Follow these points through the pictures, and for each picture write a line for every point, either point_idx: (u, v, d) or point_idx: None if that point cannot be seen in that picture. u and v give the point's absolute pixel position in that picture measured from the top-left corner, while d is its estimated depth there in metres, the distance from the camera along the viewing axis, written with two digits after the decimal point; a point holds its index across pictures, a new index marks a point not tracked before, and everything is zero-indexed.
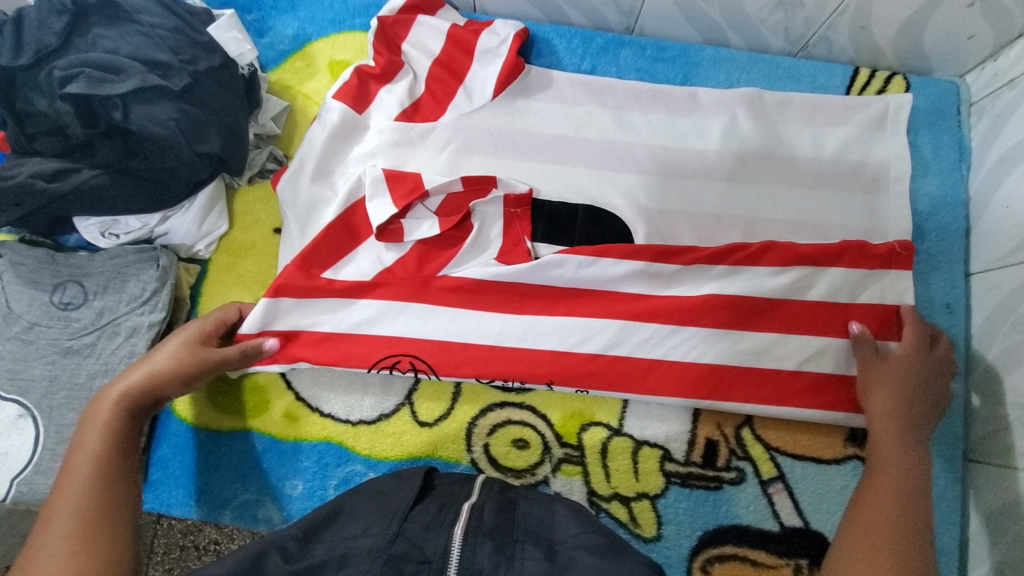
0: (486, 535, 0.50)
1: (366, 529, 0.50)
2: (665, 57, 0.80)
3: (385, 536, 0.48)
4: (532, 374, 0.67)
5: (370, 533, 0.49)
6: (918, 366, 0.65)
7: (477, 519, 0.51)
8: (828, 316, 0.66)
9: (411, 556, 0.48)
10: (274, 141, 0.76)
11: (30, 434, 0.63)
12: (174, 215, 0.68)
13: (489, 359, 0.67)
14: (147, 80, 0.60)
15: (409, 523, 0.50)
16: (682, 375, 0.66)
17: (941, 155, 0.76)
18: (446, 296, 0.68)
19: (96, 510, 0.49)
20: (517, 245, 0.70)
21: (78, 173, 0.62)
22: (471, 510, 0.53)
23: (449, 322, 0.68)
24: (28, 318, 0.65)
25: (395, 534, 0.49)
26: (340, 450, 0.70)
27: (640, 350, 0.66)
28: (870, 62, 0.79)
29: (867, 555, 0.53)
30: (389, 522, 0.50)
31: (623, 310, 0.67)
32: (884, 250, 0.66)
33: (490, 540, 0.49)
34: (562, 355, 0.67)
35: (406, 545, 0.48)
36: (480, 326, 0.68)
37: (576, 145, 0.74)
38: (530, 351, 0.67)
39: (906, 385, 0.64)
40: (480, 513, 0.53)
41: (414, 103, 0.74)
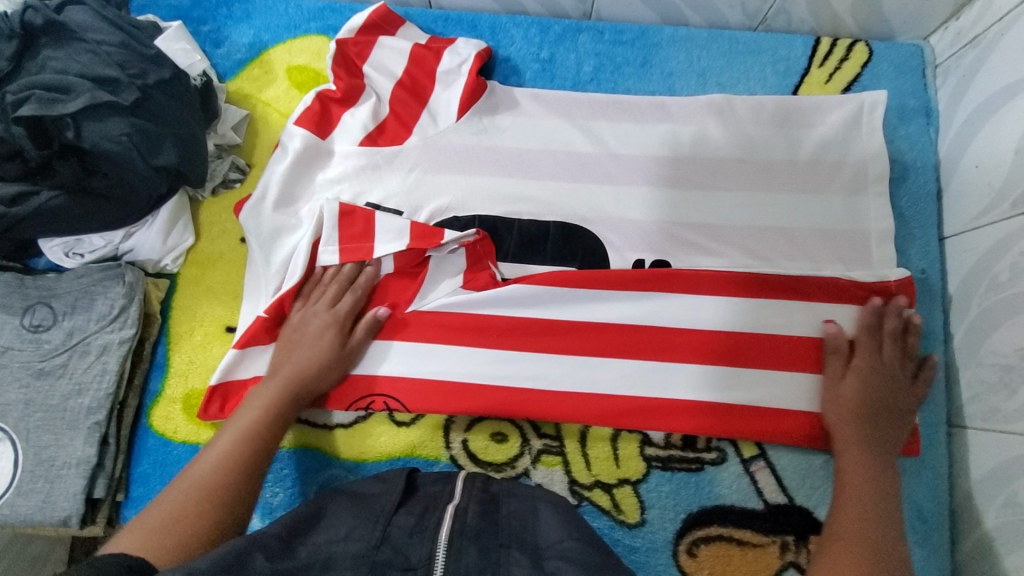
0: (471, 538, 0.49)
1: (348, 533, 0.50)
2: (623, 40, 0.79)
3: (369, 541, 0.49)
4: (503, 408, 0.67)
5: (353, 537, 0.49)
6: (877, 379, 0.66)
7: (461, 522, 0.51)
8: (794, 343, 0.68)
9: (395, 563, 0.47)
10: (236, 150, 0.76)
11: (10, 457, 0.63)
12: (138, 230, 0.69)
13: (462, 397, 0.67)
14: (96, 97, 0.60)
15: (392, 528, 0.50)
16: (654, 402, 0.68)
17: (910, 118, 0.75)
18: (417, 331, 0.69)
19: (210, 488, 0.52)
20: (482, 270, 0.70)
21: (37, 195, 0.62)
22: (455, 512, 0.52)
23: (425, 359, 0.68)
24: (0, 342, 0.65)
25: (379, 540, 0.49)
26: (320, 455, 0.70)
27: (608, 362, 0.68)
28: (832, 31, 0.78)
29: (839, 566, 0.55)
30: (373, 527, 0.50)
31: (598, 340, 0.69)
32: (870, 279, 0.68)
33: (475, 545, 0.49)
34: (539, 393, 0.68)
35: (390, 551, 0.48)
36: (455, 366, 0.68)
37: (543, 160, 0.74)
38: (503, 387, 0.68)
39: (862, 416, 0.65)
40: (464, 516, 0.52)
41: (379, 126, 0.74)
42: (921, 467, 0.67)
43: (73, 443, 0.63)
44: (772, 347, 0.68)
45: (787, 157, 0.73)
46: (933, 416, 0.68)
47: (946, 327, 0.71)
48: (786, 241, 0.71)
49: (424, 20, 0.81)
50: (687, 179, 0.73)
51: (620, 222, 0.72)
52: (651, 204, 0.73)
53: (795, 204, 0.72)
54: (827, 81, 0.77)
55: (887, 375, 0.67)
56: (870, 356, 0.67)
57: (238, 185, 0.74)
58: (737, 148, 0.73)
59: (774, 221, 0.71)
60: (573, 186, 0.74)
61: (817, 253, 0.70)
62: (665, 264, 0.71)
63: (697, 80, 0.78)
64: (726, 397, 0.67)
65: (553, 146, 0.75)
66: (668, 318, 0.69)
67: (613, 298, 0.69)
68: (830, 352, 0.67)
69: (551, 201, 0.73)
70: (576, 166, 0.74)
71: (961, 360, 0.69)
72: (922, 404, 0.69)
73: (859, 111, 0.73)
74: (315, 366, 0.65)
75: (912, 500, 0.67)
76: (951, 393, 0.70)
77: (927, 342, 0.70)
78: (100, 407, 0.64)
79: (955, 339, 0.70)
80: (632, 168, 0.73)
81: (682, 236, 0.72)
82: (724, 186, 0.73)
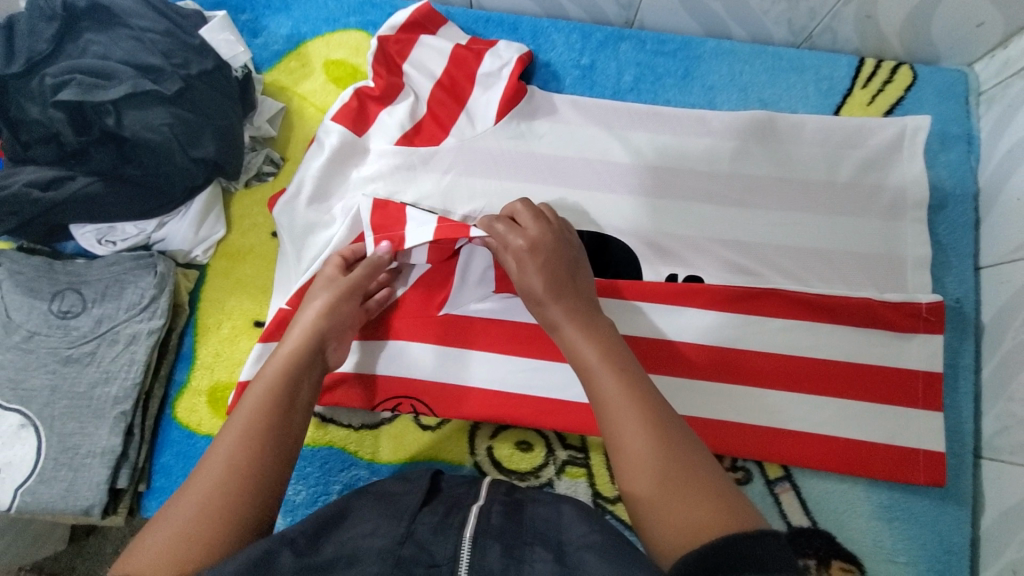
0: (494, 538, 0.47)
1: (374, 530, 0.48)
2: (665, 51, 0.78)
3: (393, 537, 0.47)
4: (532, 418, 0.67)
5: (379, 534, 0.47)
6: (564, 243, 0.63)
7: (484, 522, 0.49)
8: (824, 368, 0.67)
9: (420, 560, 0.45)
10: (271, 143, 0.75)
11: (33, 444, 0.63)
12: (171, 220, 0.68)
13: (490, 404, 0.67)
14: (139, 86, 0.60)
15: (417, 526, 0.48)
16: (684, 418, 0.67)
17: (950, 145, 0.74)
18: (448, 335, 0.68)
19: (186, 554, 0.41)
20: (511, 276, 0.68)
21: (72, 180, 0.61)
22: (478, 514, 0.50)
23: (454, 364, 0.68)
24: (27, 327, 0.65)
25: (403, 536, 0.47)
26: (344, 455, 0.70)
27: None
28: (876, 52, 0.77)
29: (670, 495, 0.43)
30: (397, 524, 0.48)
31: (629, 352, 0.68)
32: (909, 311, 0.67)
33: (499, 543, 0.47)
34: (567, 404, 0.67)
35: (415, 547, 0.46)
36: (484, 373, 0.68)
37: (580, 168, 0.74)
38: (531, 396, 0.67)
39: (559, 282, 0.59)
40: (487, 516, 0.50)
41: (416, 125, 0.73)
42: (945, 498, 0.67)
43: (98, 432, 0.63)
44: (806, 371, 0.67)
45: (826, 178, 0.72)
46: (959, 446, 0.68)
47: (976, 358, 0.70)
48: (821, 263, 0.70)
49: (465, 20, 0.80)
50: (724, 195, 0.72)
51: (655, 236, 0.72)
52: (686, 218, 0.72)
53: (832, 226, 0.71)
54: (869, 103, 0.76)
55: (924, 412, 0.66)
56: (904, 392, 0.67)
57: (271, 179, 0.74)
58: (775, 167, 0.73)
59: (810, 242, 0.71)
60: (608, 196, 0.73)
61: (852, 277, 0.70)
62: (698, 279, 0.71)
63: (738, 95, 0.77)
64: (753, 418, 0.67)
65: (591, 154, 0.74)
66: (699, 334, 0.68)
67: (647, 311, 0.69)
68: (865, 381, 0.67)
69: (586, 210, 0.73)
70: (612, 175, 0.73)
71: (991, 392, 0.69)
72: (949, 433, 0.69)
73: (902, 135, 0.72)
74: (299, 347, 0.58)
75: (936, 529, 0.67)
76: (978, 425, 0.69)
77: (958, 372, 0.70)
78: (126, 397, 0.64)
79: (986, 370, 0.69)
80: (669, 181, 0.73)
81: (716, 253, 0.71)
82: (761, 204, 0.72)
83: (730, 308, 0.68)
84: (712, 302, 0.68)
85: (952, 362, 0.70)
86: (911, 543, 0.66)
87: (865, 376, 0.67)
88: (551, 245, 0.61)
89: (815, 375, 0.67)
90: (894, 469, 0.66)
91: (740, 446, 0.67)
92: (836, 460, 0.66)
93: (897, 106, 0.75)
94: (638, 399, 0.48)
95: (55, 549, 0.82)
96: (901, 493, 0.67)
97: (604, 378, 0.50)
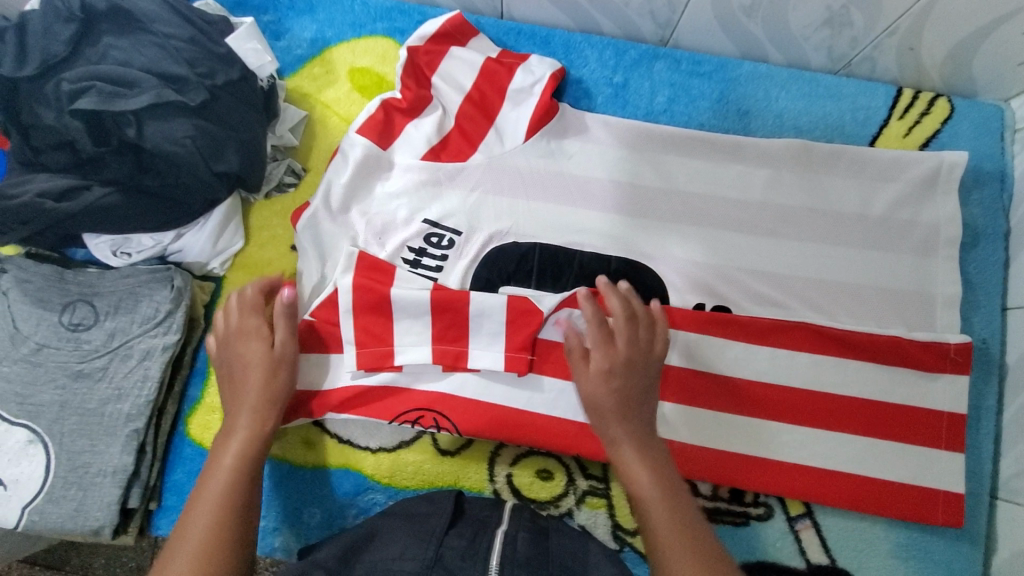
0: (522, 566, 0.47)
1: (403, 553, 0.49)
2: (701, 71, 0.76)
3: (422, 561, 0.47)
4: (555, 441, 0.66)
5: (407, 557, 0.48)
6: (645, 346, 0.61)
7: (511, 548, 0.49)
8: (848, 412, 0.67)
9: None
10: (292, 152, 0.73)
11: (40, 460, 0.61)
12: (188, 233, 0.65)
13: (514, 425, 0.66)
14: (162, 95, 0.57)
15: (445, 549, 0.48)
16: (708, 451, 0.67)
17: (985, 182, 0.73)
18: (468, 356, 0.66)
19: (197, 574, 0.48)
20: (521, 352, 0.65)
21: (88, 191, 0.58)
22: (505, 539, 0.50)
23: (478, 378, 0.67)
24: (36, 340, 0.62)
25: (432, 560, 0.47)
26: (360, 478, 0.68)
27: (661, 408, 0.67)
28: (914, 83, 0.76)
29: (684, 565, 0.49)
30: (424, 548, 0.49)
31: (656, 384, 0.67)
32: (937, 352, 0.67)
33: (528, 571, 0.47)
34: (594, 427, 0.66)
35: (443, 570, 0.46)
36: (508, 395, 0.67)
37: (609, 191, 0.72)
38: (557, 419, 0.66)
39: (631, 391, 0.59)
40: (513, 543, 0.50)
41: (443, 140, 0.71)
42: (962, 538, 0.67)
43: (109, 451, 0.61)
44: (829, 412, 0.67)
45: (858, 212, 0.71)
46: (978, 487, 0.69)
47: (999, 400, 0.70)
48: (851, 299, 0.70)
49: (496, 30, 0.77)
50: (756, 225, 0.71)
51: (684, 264, 0.71)
52: (716, 247, 0.71)
53: (863, 260, 0.70)
54: (905, 135, 0.74)
55: (945, 454, 0.66)
56: (927, 432, 0.66)
57: (292, 190, 0.71)
58: (810, 198, 0.71)
59: (842, 277, 0.70)
60: (637, 221, 0.72)
61: (882, 314, 0.69)
62: (727, 310, 0.70)
63: (774, 120, 0.75)
64: (777, 456, 0.67)
65: (622, 176, 0.72)
66: (727, 368, 0.68)
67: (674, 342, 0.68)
68: (889, 422, 0.67)
69: (616, 235, 0.71)
70: (645, 200, 0.72)
71: (1012, 434, 0.69)
72: (970, 474, 0.69)
73: (937, 170, 0.71)
74: (270, 349, 0.60)
75: (953, 569, 0.67)
76: (997, 465, 0.70)
77: (980, 414, 0.69)
78: (139, 415, 0.62)
79: (1008, 412, 0.69)
80: (699, 208, 0.72)
81: (746, 285, 0.70)
82: (792, 235, 0.71)
83: (758, 344, 0.68)
84: (743, 337, 0.68)
85: (975, 404, 0.70)
86: None
87: (891, 419, 0.67)
88: (631, 339, 0.61)
89: (839, 419, 0.67)
90: (914, 510, 0.66)
91: (763, 484, 0.66)
92: (858, 501, 0.66)
93: (932, 140, 0.74)
94: (677, 501, 0.54)
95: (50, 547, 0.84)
96: (919, 532, 0.67)
97: (651, 499, 0.54)
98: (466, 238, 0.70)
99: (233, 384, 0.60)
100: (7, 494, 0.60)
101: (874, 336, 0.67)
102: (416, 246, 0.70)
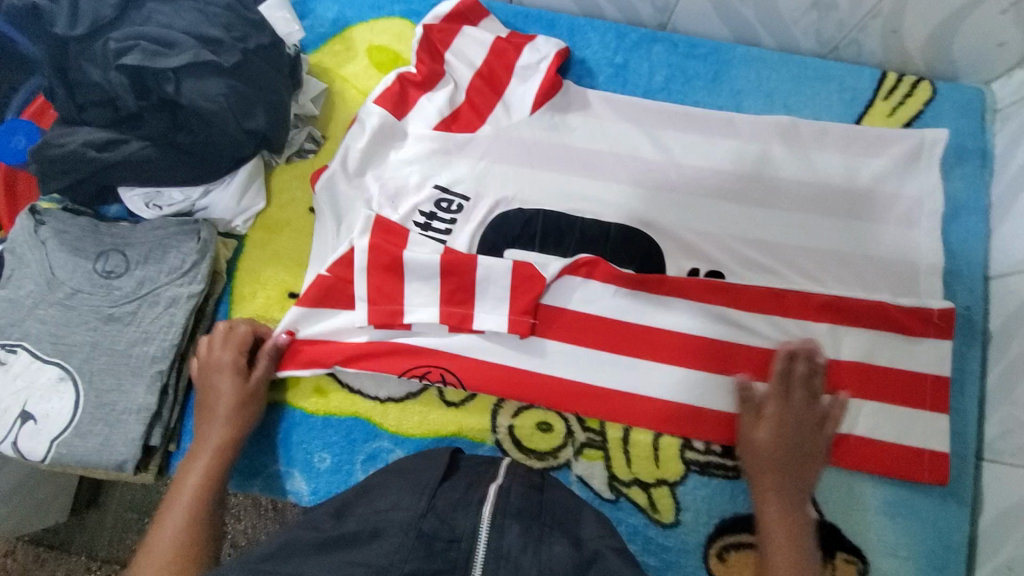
0: (514, 517, 0.48)
1: (396, 503, 0.49)
2: (696, 54, 0.81)
3: (414, 510, 0.47)
4: (555, 399, 0.70)
5: (400, 507, 0.48)
6: (811, 404, 0.68)
7: (504, 500, 0.50)
8: (834, 372, 0.70)
9: (440, 533, 0.46)
10: (313, 121, 0.78)
11: (70, 397, 0.65)
12: (216, 189, 0.70)
13: (517, 382, 0.70)
14: (200, 56, 0.62)
15: (437, 499, 0.49)
16: (702, 409, 0.69)
17: (966, 159, 0.77)
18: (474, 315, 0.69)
19: None
20: (524, 316, 0.69)
21: (127, 144, 0.63)
22: (498, 492, 0.51)
23: (482, 338, 0.71)
24: (71, 284, 0.67)
25: (425, 509, 0.47)
26: (368, 426, 0.72)
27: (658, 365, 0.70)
28: (899, 67, 0.80)
29: None
30: (418, 497, 0.49)
31: (653, 344, 0.70)
32: (922, 315, 0.70)
33: (518, 523, 0.47)
34: (592, 385, 0.70)
35: (435, 519, 0.46)
36: (512, 355, 0.70)
37: (609, 162, 0.77)
38: (558, 378, 0.70)
39: (785, 439, 0.66)
40: (506, 494, 0.51)
41: (454, 112, 0.76)
42: (948, 496, 0.70)
43: (135, 390, 0.65)
44: (817, 371, 0.70)
45: (845, 184, 0.75)
46: (963, 448, 0.71)
47: (982, 364, 0.73)
48: (838, 265, 0.73)
49: (506, 14, 0.83)
50: (747, 195, 0.75)
51: (679, 230, 0.75)
52: (709, 215, 0.75)
53: (849, 229, 0.74)
54: (890, 114, 0.79)
55: (930, 414, 0.69)
56: (912, 393, 0.69)
57: (311, 156, 0.76)
58: (799, 171, 0.76)
59: (829, 244, 0.74)
60: (635, 191, 0.76)
61: (868, 279, 0.73)
62: (720, 274, 0.73)
63: (765, 99, 0.80)
64: None
65: (621, 149, 0.77)
66: (721, 327, 0.71)
67: (672, 304, 0.71)
68: (875, 382, 0.69)
69: (614, 203, 0.75)
70: (642, 171, 0.76)
71: (994, 397, 0.71)
72: (955, 435, 0.71)
73: (919, 146, 0.75)
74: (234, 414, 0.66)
75: (939, 526, 0.69)
76: (982, 427, 0.72)
77: (964, 377, 0.72)
78: (163, 357, 0.66)
79: (991, 375, 0.72)
80: (694, 179, 0.76)
81: (738, 251, 0.74)
82: (781, 205, 0.75)
83: (752, 308, 0.71)
84: (736, 300, 0.71)
85: (960, 368, 0.72)
86: (912, 537, 0.69)
87: (876, 378, 0.69)
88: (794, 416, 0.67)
89: (826, 378, 0.70)
90: (898, 466, 0.69)
91: None
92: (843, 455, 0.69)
93: (916, 119, 0.78)
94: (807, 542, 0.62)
95: (57, 519, 0.91)
96: (905, 489, 0.70)
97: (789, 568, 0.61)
98: (473, 203, 0.75)
99: (206, 408, 0.66)
100: (37, 427, 0.64)
101: (860, 299, 0.70)
102: (426, 210, 0.74)
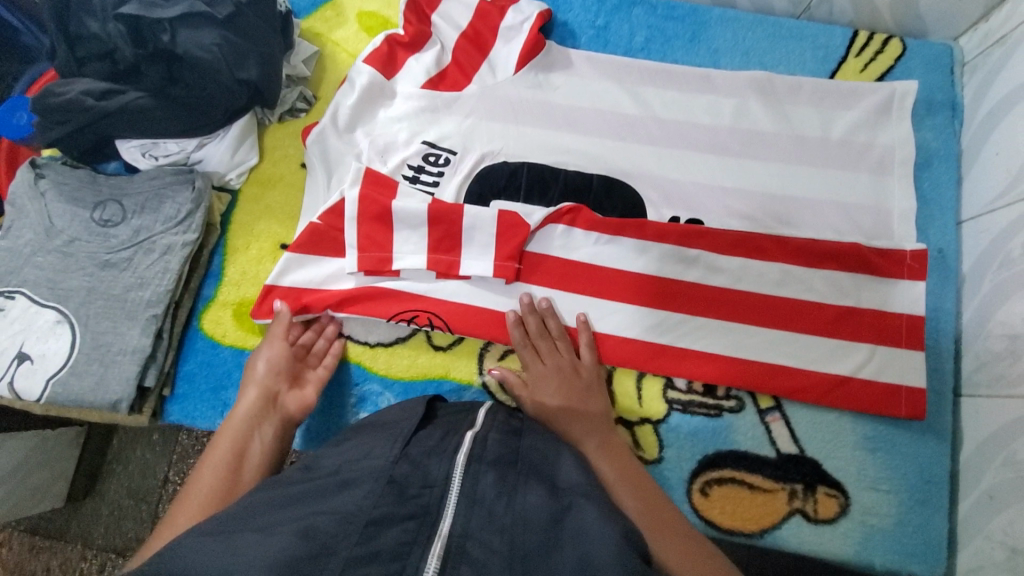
0: (489, 463, 0.47)
1: (369, 453, 0.48)
2: (675, 16, 0.84)
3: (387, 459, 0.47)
4: None
5: (372, 456, 0.47)
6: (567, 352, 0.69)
7: (480, 448, 0.49)
8: (813, 313, 0.71)
9: (413, 479, 0.45)
10: (305, 83, 0.81)
11: (67, 339, 0.66)
12: (210, 143, 0.73)
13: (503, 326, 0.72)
14: (194, 7, 0.65)
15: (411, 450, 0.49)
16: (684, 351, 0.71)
17: (936, 110, 0.80)
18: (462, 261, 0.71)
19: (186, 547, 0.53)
20: (509, 260, 0.71)
21: (124, 94, 0.66)
22: (474, 440, 0.50)
23: (470, 284, 0.73)
24: (69, 232, 0.69)
25: (398, 458, 0.47)
26: (359, 369, 0.74)
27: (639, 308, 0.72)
28: (869, 25, 0.83)
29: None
30: (391, 447, 0.48)
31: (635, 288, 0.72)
32: (895, 257, 0.72)
33: (493, 470, 0.46)
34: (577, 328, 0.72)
35: (407, 467, 0.46)
36: (498, 300, 0.72)
37: (591, 117, 0.79)
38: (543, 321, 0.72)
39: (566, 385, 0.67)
40: (483, 443, 0.50)
41: (441, 72, 0.79)
42: (927, 431, 0.71)
43: (130, 332, 0.67)
44: (795, 313, 0.72)
45: (819, 135, 0.78)
46: (940, 384, 0.73)
47: (958, 305, 0.74)
48: (814, 211, 0.75)
49: None
50: (724, 147, 0.78)
51: (660, 180, 0.77)
52: (688, 166, 0.77)
53: (824, 177, 0.76)
54: (862, 69, 0.82)
55: (906, 351, 0.70)
56: (889, 331, 0.71)
57: (303, 114, 0.79)
58: (775, 123, 0.78)
59: (804, 192, 0.76)
60: (617, 144, 0.78)
61: (843, 224, 0.75)
62: (699, 221, 0.76)
63: (741, 58, 0.83)
64: (747, 352, 0.71)
65: (602, 104, 0.80)
66: (702, 270, 0.73)
67: (653, 250, 0.73)
68: (852, 322, 0.71)
69: (597, 155, 0.78)
70: (622, 125, 0.79)
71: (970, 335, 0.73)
72: (932, 372, 0.73)
73: (890, 98, 0.78)
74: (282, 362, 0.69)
75: (919, 460, 0.70)
76: (959, 365, 0.73)
77: (938, 316, 0.74)
78: (158, 301, 0.68)
79: (966, 314, 0.74)
80: (673, 132, 0.78)
81: (717, 199, 0.76)
82: (758, 155, 0.77)
83: (730, 252, 0.73)
84: (716, 245, 0.73)
85: (934, 307, 0.74)
86: (892, 472, 0.70)
87: (853, 316, 0.71)
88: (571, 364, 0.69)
89: (804, 319, 0.71)
90: (877, 401, 0.70)
91: (735, 379, 0.71)
92: (823, 392, 0.70)
93: (887, 74, 0.81)
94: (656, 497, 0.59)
95: (53, 507, 0.91)
96: (884, 425, 0.71)
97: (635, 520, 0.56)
98: (460, 157, 0.77)
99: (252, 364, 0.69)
100: (34, 367, 0.66)
101: (835, 241, 0.72)
102: (414, 164, 0.76)
